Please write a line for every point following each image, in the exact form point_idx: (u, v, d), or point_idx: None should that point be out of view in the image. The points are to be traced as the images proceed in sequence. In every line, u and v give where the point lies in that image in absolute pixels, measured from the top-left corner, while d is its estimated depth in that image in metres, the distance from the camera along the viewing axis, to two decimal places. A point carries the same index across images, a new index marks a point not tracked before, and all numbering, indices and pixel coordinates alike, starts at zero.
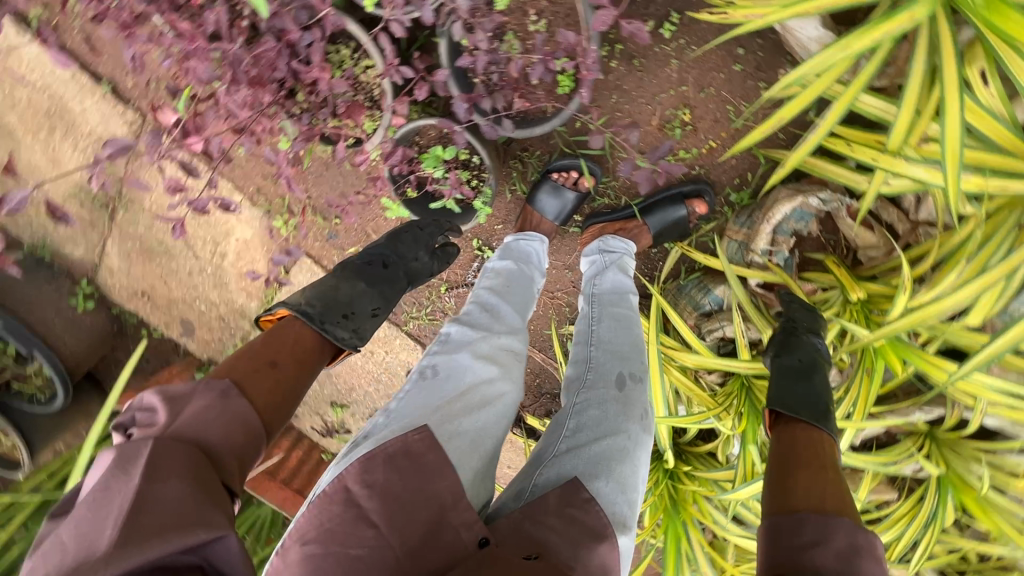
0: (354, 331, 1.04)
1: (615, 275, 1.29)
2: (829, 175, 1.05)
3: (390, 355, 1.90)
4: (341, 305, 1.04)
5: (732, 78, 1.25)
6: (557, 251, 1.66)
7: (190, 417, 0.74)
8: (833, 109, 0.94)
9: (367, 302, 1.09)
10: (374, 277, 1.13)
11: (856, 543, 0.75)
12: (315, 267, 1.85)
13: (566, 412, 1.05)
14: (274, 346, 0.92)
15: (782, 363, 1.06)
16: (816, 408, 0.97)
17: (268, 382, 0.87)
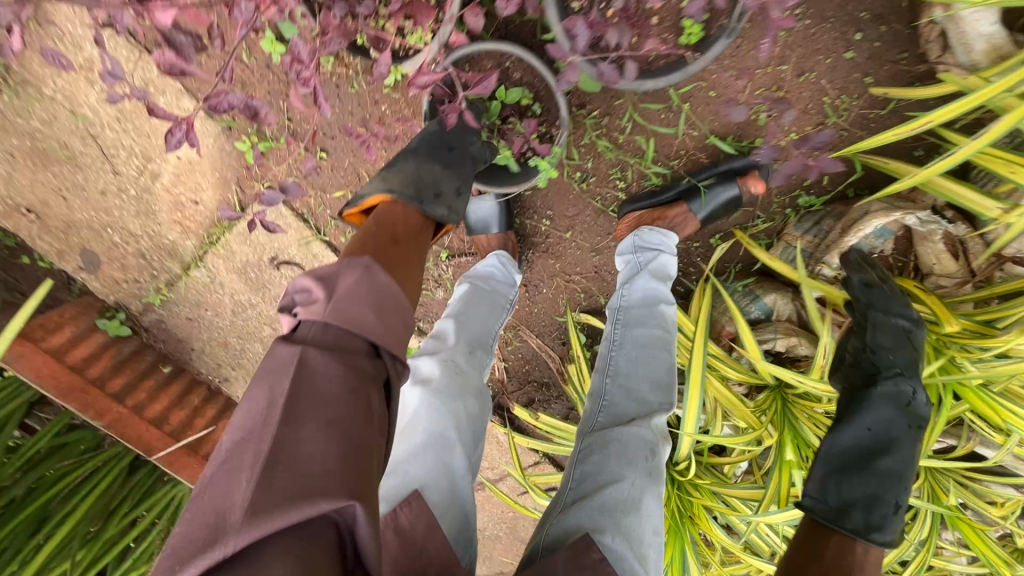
0: (450, 212, 1.00)
1: (643, 283, 1.14)
2: (953, 197, 0.93)
3: None
4: (428, 184, 0.99)
5: (838, 67, 1.10)
6: (588, 231, 1.43)
7: (345, 301, 0.73)
8: (1001, 122, 0.82)
9: (446, 183, 1.03)
10: (450, 160, 1.06)
11: None
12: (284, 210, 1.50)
13: (578, 454, 0.93)
14: (390, 228, 0.90)
15: (840, 441, 0.99)
16: (871, 500, 0.91)
17: (396, 276, 0.82)
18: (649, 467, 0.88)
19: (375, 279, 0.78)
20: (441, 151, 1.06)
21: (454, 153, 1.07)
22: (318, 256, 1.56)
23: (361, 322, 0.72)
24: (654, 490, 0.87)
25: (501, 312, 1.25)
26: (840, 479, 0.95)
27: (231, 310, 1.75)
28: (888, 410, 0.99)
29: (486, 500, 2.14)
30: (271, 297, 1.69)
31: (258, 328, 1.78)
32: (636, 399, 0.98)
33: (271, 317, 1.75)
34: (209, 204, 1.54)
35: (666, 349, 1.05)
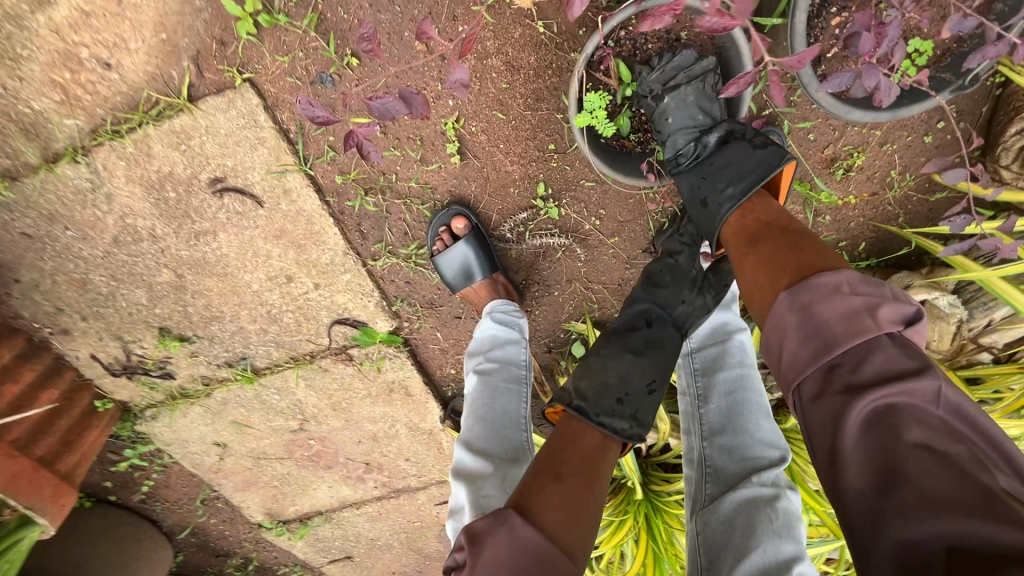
0: (632, 419, 0.94)
1: (705, 319, 1.13)
2: (1004, 294, 1.04)
3: (318, 292, 1.30)
4: (616, 388, 0.97)
5: (914, 146, 1.17)
6: (630, 241, 1.30)
7: (490, 564, 0.67)
8: None
9: (643, 378, 1.01)
10: (649, 338, 1.06)
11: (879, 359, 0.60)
12: (261, 119, 1.06)
13: (702, 538, 0.88)
14: (560, 451, 0.84)
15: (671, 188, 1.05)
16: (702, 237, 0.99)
17: (560, 521, 0.73)
18: (758, 515, 0.82)
19: (524, 536, 0.69)
20: (633, 338, 1.06)
21: (655, 331, 1.06)
22: (291, 192, 1.14)
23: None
24: (789, 539, 0.80)
25: (520, 390, 1.11)
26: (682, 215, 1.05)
27: (110, 238, 1.19)
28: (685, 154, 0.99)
29: (393, 511, 1.85)
30: (188, 233, 1.19)
31: (149, 269, 1.24)
32: (739, 459, 0.93)
33: (176, 261, 1.24)
34: (135, 74, 1.02)
35: (755, 385, 1.02)
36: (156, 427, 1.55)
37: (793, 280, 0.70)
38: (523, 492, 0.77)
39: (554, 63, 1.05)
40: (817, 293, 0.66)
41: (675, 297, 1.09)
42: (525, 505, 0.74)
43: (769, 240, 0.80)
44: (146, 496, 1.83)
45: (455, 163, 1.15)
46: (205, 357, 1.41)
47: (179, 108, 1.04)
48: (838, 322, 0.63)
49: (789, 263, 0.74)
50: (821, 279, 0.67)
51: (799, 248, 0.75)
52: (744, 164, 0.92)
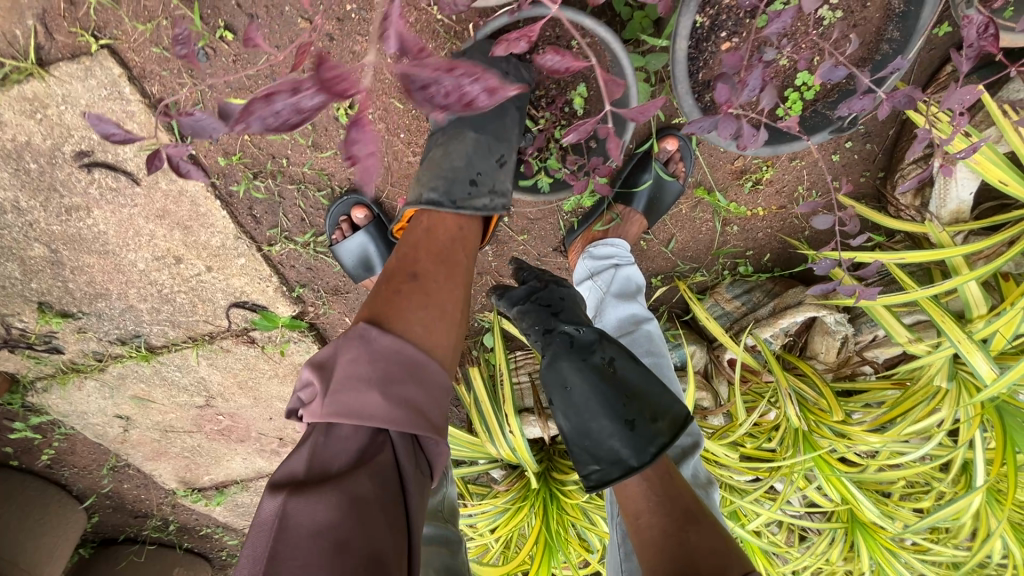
0: (491, 194, 0.94)
1: (613, 309, 1.10)
2: (880, 319, 1.09)
3: (211, 275, 1.23)
4: (463, 173, 0.93)
5: (822, 163, 1.17)
6: (539, 240, 1.28)
7: (349, 381, 0.65)
8: (955, 281, 0.97)
9: (490, 155, 0.97)
10: (482, 123, 0.98)
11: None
12: (126, 92, 0.95)
13: (622, 544, 0.97)
14: (411, 253, 0.81)
15: (577, 399, 0.95)
16: (621, 452, 0.90)
17: (421, 329, 0.73)
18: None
19: (383, 346, 0.69)
20: (476, 122, 0.98)
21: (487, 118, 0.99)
22: (171, 170, 1.06)
23: (374, 404, 0.65)
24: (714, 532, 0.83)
25: None
26: (579, 437, 0.95)
27: None
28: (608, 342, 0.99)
29: None
30: (58, 207, 1.09)
31: (16, 242, 1.15)
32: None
33: (47, 237, 1.14)
34: None
35: (667, 373, 1.04)
36: (49, 400, 1.49)
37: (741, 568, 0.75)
38: (377, 306, 0.74)
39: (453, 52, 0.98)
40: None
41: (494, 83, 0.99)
42: (386, 321, 0.72)
43: (701, 519, 0.83)
44: (51, 462, 1.78)
45: (351, 151, 1.08)
46: (93, 333, 1.34)
47: (28, 73, 0.92)
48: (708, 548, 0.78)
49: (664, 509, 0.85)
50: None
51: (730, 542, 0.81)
52: (661, 402, 0.94)
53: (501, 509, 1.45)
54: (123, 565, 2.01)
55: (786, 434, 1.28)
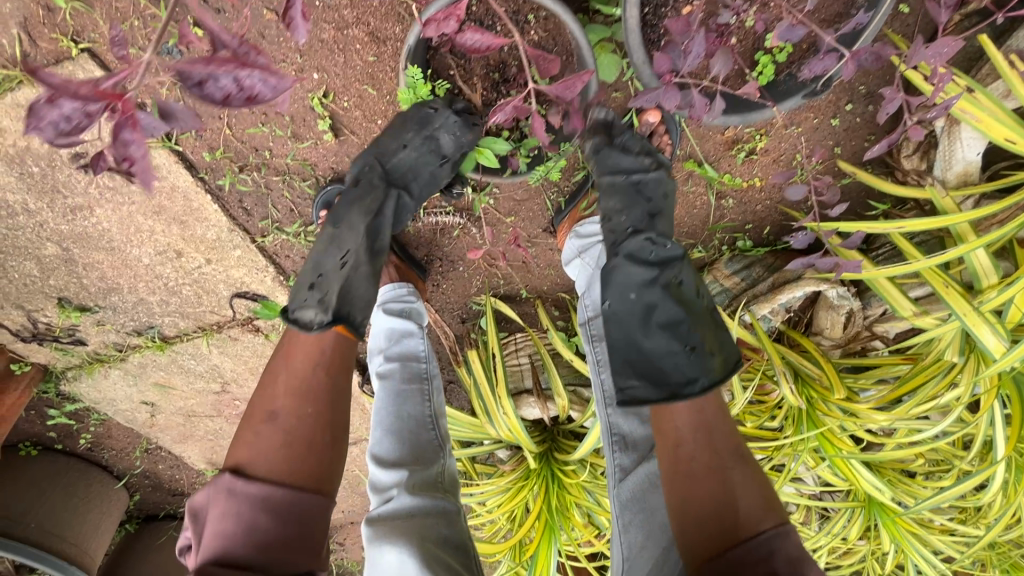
0: (317, 306, 0.85)
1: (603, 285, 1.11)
2: (880, 292, 1.03)
3: (212, 267, 1.28)
4: (308, 275, 0.89)
5: (822, 129, 1.10)
6: (529, 221, 1.28)
7: (214, 537, 0.68)
8: (959, 249, 0.91)
9: (333, 254, 0.90)
10: (352, 198, 0.96)
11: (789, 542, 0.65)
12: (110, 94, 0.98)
13: (619, 502, 1.01)
14: (272, 386, 0.80)
15: (630, 305, 0.82)
16: (667, 372, 0.77)
17: (285, 464, 0.73)
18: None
19: (248, 493, 0.70)
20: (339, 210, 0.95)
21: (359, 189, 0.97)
22: (160, 168, 1.10)
23: (257, 531, 0.68)
24: None
25: (423, 390, 1.19)
26: (622, 346, 0.81)
27: None
28: (672, 247, 0.87)
29: None
30: (63, 207, 1.15)
31: (31, 240, 1.21)
32: (644, 420, 1.08)
33: (57, 235, 1.20)
34: None
35: None
36: (80, 388, 1.60)
37: (777, 523, 0.67)
38: (241, 447, 0.75)
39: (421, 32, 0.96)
40: (802, 550, 0.65)
41: (395, 143, 1.00)
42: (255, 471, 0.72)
43: (740, 460, 0.74)
44: (91, 445, 1.91)
45: (330, 140, 1.09)
46: (112, 325, 1.42)
47: (18, 81, 0.96)
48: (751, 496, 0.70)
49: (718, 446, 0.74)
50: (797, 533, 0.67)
51: (767, 487, 0.72)
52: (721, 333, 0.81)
53: (503, 489, 1.47)
54: (165, 539, 2.14)
55: (789, 411, 1.25)
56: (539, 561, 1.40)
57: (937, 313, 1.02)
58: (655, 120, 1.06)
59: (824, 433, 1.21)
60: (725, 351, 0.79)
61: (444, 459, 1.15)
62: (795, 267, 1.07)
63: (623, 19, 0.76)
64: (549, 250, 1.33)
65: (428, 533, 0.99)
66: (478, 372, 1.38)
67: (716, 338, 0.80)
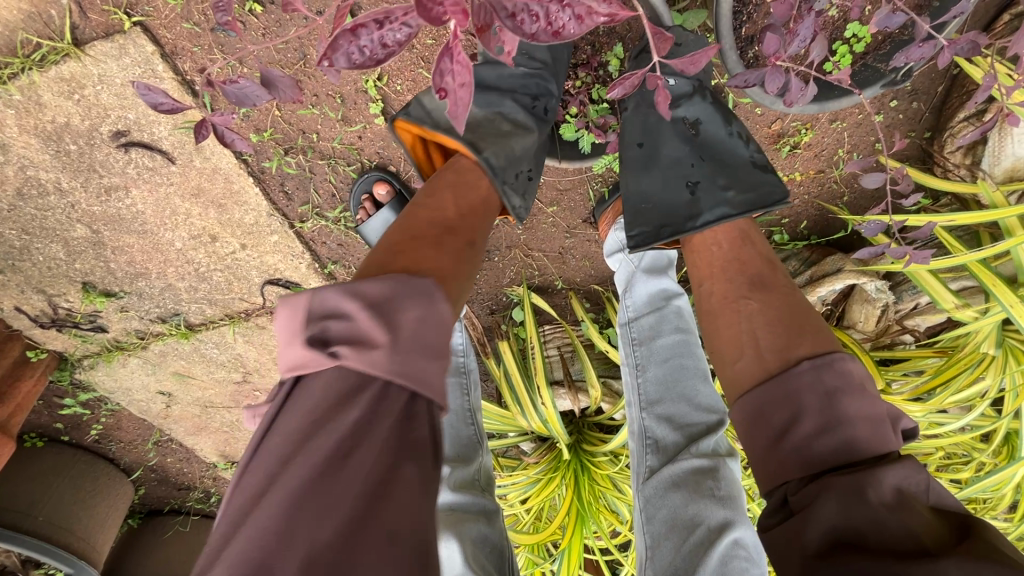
0: (525, 199, 0.93)
1: (643, 285, 1.06)
2: (923, 285, 1.06)
3: (246, 252, 1.25)
4: (517, 161, 0.90)
5: (863, 124, 1.12)
6: (569, 209, 1.29)
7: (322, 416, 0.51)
8: (1006, 241, 0.94)
9: (525, 163, 0.94)
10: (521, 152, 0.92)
11: (833, 385, 0.62)
12: (159, 69, 0.97)
13: (645, 513, 0.88)
14: (416, 243, 0.66)
15: (650, 173, 0.95)
16: (675, 213, 0.90)
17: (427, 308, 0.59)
18: (700, 490, 0.82)
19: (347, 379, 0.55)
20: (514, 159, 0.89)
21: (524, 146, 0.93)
22: (204, 148, 1.09)
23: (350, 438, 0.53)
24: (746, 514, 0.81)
25: (459, 381, 1.11)
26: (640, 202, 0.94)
27: (13, 184, 1.11)
28: (699, 101, 0.97)
29: None
30: (98, 187, 1.12)
31: (56, 218, 1.16)
32: (678, 426, 0.92)
33: (85, 214, 1.16)
34: (7, 12, 0.91)
35: (695, 350, 0.98)
36: (96, 376, 1.54)
37: (812, 351, 0.66)
38: (390, 261, 0.62)
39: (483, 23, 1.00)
40: (843, 382, 0.62)
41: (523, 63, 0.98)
42: (432, 273, 0.63)
43: (770, 290, 0.75)
44: (99, 438, 1.84)
45: (380, 124, 1.09)
46: (135, 312, 1.37)
47: (65, 53, 0.95)
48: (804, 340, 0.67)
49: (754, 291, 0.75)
50: (843, 361, 0.63)
51: (803, 314, 0.71)
52: (738, 171, 0.91)
53: (531, 479, 1.47)
54: (171, 535, 2.02)
55: None
56: (570, 554, 1.40)
57: (977, 306, 1.05)
58: None
59: None
60: (751, 185, 0.88)
61: (481, 457, 1.06)
62: (858, 256, 1.03)
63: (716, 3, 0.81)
64: (586, 240, 1.34)
65: (469, 533, 0.91)
66: (510, 362, 1.37)
67: (742, 177, 0.90)
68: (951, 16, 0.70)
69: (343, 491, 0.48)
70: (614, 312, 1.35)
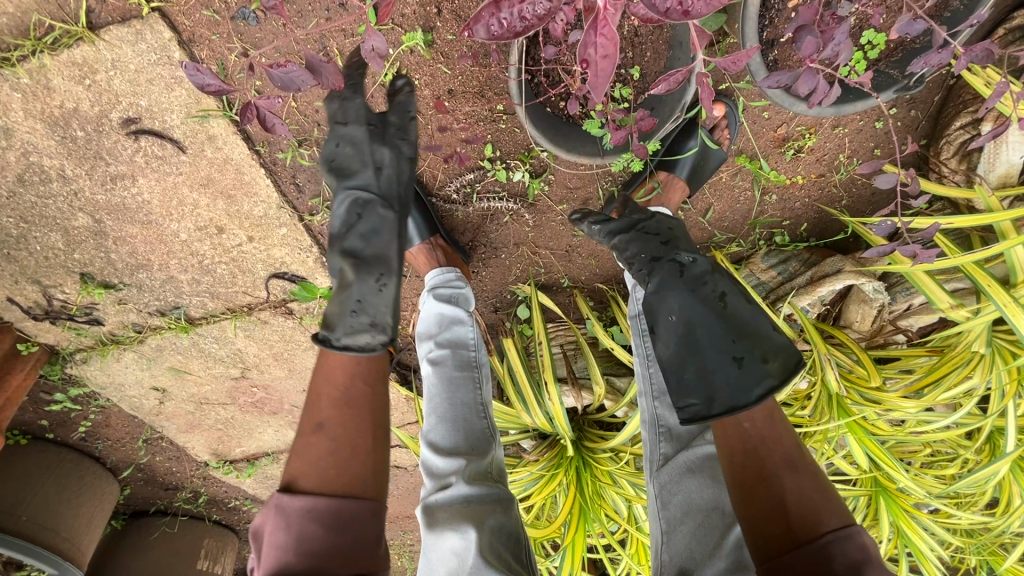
0: (370, 329, 0.83)
1: None
2: (921, 285, 1.10)
3: (253, 245, 1.24)
4: (346, 300, 0.85)
5: (866, 131, 1.16)
6: (577, 208, 1.31)
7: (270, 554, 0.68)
8: (1001, 243, 0.98)
9: (371, 277, 0.87)
10: (366, 231, 0.91)
11: (853, 554, 0.65)
12: (175, 56, 1.00)
13: (660, 498, 0.89)
14: (316, 395, 0.78)
15: (668, 352, 0.86)
16: (723, 388, 0.80)
17: (330, 471, 0.73)
18: (715, 475, 0.89)
19: (292, 510, 0.69)
20: (351, 239, 0.90)
21: (368, 221, 0.92)
22: (217, 138, 1.09)
23: (311, 542, 0.67)
24: None
25: (472, 376, 1.12)
26: (685, 396, 0.82)
27: (15, 163, 1.08)
28: (722, 276, 0.90)
29: None
30: (103, 175, 1.11)
31: (58, 201, 1.14)
32: None
33: (87, 196, 1.13)
34: None
35: None
36: (89, 372, 1.48)
37: (841, 521, 0.69)
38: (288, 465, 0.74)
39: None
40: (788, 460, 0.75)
41: (370, 170, 0.94)
42: (331, 419, 0.76)
43: (774, 452, 0.76)
44: (86, 435, 1.73)
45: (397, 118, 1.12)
46: (134, 305, 1.33)
47: (78, 37, 0.96)
48: (799, 504, 0.71)
49: (752, 484, 0.74)
50: (860, 534, 0.67)
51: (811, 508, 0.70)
52: (765, 337, 0.83)
53: (533, 475, 1.48)
54: (157, 536, 1.88)
55: (822, 401, 1.29)
56: (573, 551, 1.40)
57: (971, 306, 1.09)
58: (719, 113, 1.10)
59: (854, 421, 1.25)
60: (778, 349, 0.82)
61: (493, 449, 1.07)
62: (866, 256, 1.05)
63: (742, 8, 0.83)
64: (594, 239, 1.36)
65: (489, 523, 0.92)
66: (515, 360, 1.38)
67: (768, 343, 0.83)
68: (967, 25, 0.75)
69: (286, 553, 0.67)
70: (620, 310, 1.37)
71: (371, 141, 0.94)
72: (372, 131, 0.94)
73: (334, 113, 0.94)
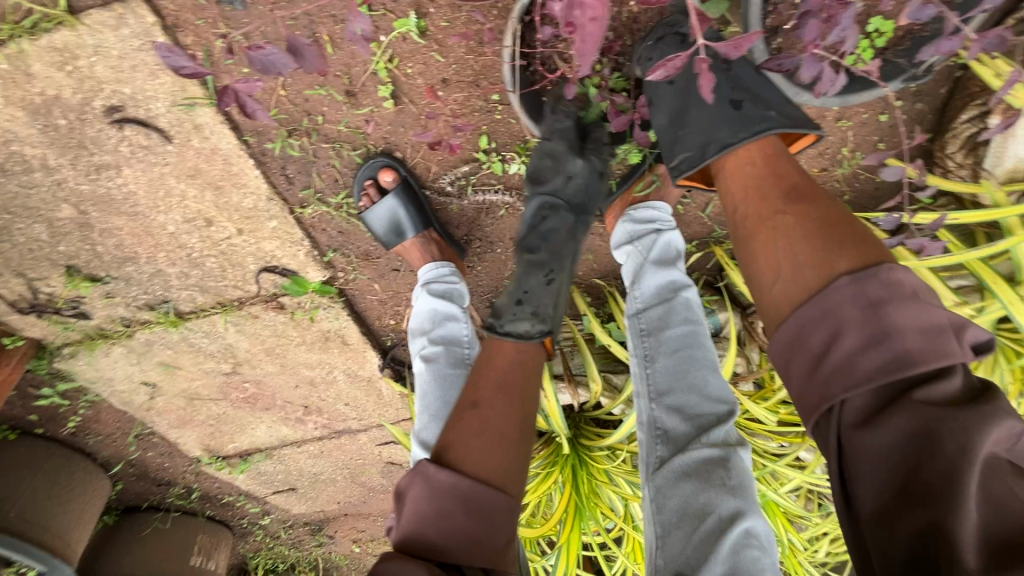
0: (534, 319, 0.96)
1: (651, 276, 1.06)
2: (924, 282, 1.08)
3: (242, 238, 1.21)
4: (515, 293, 0.99)
5: (869, 124, 1.13)
6: None
7: (417, 517, 0.70)
8: (1007, 240, 0.96)
9: (541, 271, 1.02)
10: (550, 231, 1.06)
11: (898, 352, 0.54)
12: (159, 41, 0.97)
13: (654, 502, 0.88)
14: (478, 382, 0.86)
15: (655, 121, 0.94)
16: (714, 136, 0.84)
17: (481, 454, 0.76)
18: (711, 480, 0.82)
19: (440, 482, 0.72)
20: (533, 237, 1.05)
21: (551, 222, 1.07)
22: (204, 127, 1.07)
23: (454, 517, 0.69)
24: (756, 509, 0.81)
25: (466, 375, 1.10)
26: (669, 148, 0.91)
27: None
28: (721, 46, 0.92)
29: (336, 450, 1.73)
30: (87, 165, 1.08)
31: (41, 191, 1.10)
32: (688, 417, 0.91)
33: (72, 186, 1.10)
34: None
35: (704, 341, 0.98)
36: (76, 366, 1.45)
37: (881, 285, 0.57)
38: (444, 438, 0.79)
39: (495, 15, 1.01)
40: (891, 290, 0.56)
41: (561, 178, 1.08)
42: (483, 402, 0.83)
43: (807, 227, 0.65)
44: (76, 431, 1.71)
45: (389, 107, 1.10)
46: (122, 299, 1.30)
47: (59, 21, 0.93)
48: (832, 312, 0.59)
49: (795, 258, 0.64)
50: (908, 315, 0.55)
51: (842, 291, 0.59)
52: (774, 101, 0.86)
53: (528, 473, 1.46)
54: (148, 532, 1.84)
55: None
56: (568, 550, 1.39)
57: (975, 304, 1.07)
58: None
59: None
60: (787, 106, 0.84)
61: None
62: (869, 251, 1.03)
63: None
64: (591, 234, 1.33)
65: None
66: None
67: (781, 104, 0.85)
68: (977, 10, 0.72)
69: (433, 521, 0.70)
70: (617, 306, 1.35)
71: (570, 154, 1.08)
72: (579, 152, 1.08)
73: (543, 129, 1.09)
